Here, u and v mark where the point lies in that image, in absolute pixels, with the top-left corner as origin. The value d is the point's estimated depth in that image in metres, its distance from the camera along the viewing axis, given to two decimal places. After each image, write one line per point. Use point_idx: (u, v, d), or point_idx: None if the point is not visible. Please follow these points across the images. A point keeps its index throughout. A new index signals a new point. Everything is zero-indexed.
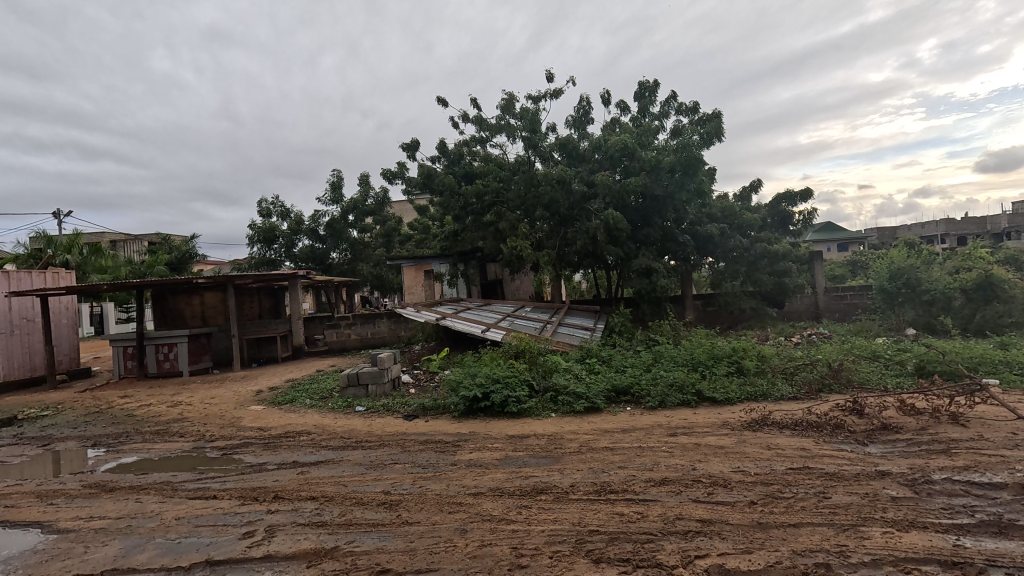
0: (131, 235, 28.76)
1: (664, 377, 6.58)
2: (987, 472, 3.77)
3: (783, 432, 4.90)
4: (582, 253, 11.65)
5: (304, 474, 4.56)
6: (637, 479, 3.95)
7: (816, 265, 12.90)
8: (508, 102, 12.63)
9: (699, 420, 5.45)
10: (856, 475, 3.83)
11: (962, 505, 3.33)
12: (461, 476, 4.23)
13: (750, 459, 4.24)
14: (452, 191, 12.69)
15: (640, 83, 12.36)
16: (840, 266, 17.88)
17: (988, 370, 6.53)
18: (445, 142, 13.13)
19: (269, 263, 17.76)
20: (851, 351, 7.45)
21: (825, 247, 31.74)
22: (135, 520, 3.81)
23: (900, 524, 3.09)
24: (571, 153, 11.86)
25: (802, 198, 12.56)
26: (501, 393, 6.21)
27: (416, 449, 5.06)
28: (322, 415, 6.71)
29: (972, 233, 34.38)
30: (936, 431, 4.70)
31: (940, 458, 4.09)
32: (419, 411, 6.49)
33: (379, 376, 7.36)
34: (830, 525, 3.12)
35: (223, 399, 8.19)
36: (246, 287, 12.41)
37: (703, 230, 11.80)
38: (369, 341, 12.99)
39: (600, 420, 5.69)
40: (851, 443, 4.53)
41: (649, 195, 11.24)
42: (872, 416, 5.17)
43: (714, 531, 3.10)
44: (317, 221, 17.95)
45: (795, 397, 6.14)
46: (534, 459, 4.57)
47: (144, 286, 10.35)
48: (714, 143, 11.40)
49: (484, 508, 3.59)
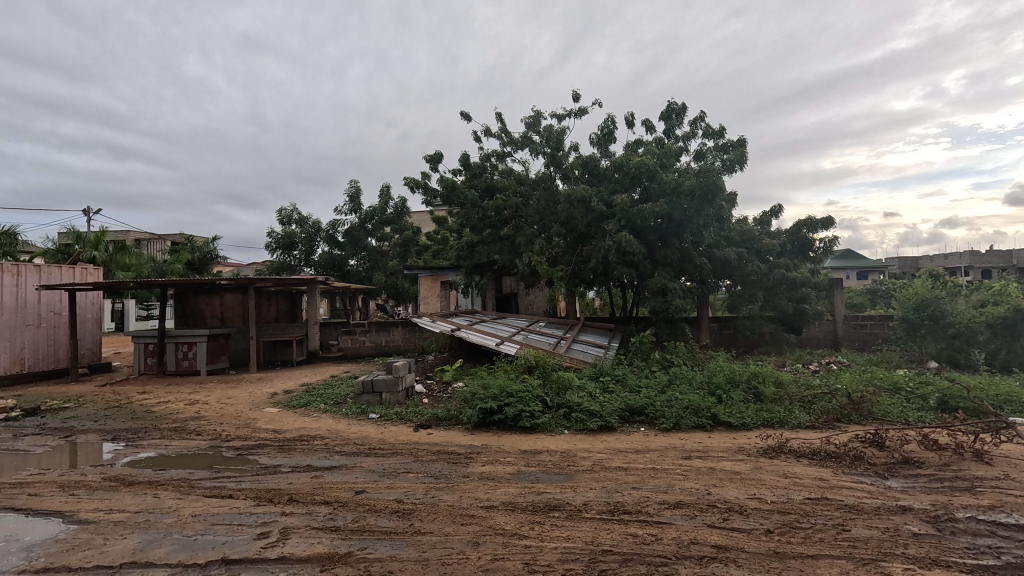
0: (155, 235, 29.59)
1: (679, 400, 6.52)
2: (1013, 514, 3.66)
3: (801, 461, 4.83)
4: (597, 272, 11.69)
5: (318, 478, 4.59)
6: (651, 500, 3.91)
7: (836, 291, 12.72)
8: (532, 118, 12.79)
9: (715, 444, 5.39)
10: (876, 508, 3.77)
11: (987, 545, 3.24)
12: (474, 488, 4.22)
13: (766, 486, 4.18)
14: (472, 203, 12.84)
15: (669, 104, 12.41)
16: (860, 294, 17.67)
17: (1015, 409, 6.34)
18: (467, 155, 13.28)
19: (289, 268, 18.13)
20: (872, 381, 7.29)
21: (844, 274, 31.42)
22: (152, 514, 3.87)
23: (922, 561, 3.02)
24: (592, 171, 11.94)
25: (824, 225, 12.44)
26: (515, 407, 6.21)
27: (428, 458, 5.10)
28: (336, 420, 6.78)
29: (997, 266, 33.81)
30: (960, 468, 4.59)
31: (964, 496, 4.00)
32: (432, 421, 6.51)
33: (393, 385, 7.39)
34: (849, 558, 3.06)
35: (239, 399, 8.33)
36: (266, 290, 12.66)
37: (721, 254, 11.70)
38: (383, 348, 13.06)
39: (612, 440, 5.65)
40: (871, 476, 4.45)
41: (668, 217, 11.18)
42: (894, 449, 5.06)
43: (730, 558, 3.06)
44: (337, 228, 18.24)
45: (813, 425, 6.04)
46: (546, 475, 4.56)
47: (168, 285, 10.57)
48: (737, 169, 11.42)
49: (497, 522, 3.59)
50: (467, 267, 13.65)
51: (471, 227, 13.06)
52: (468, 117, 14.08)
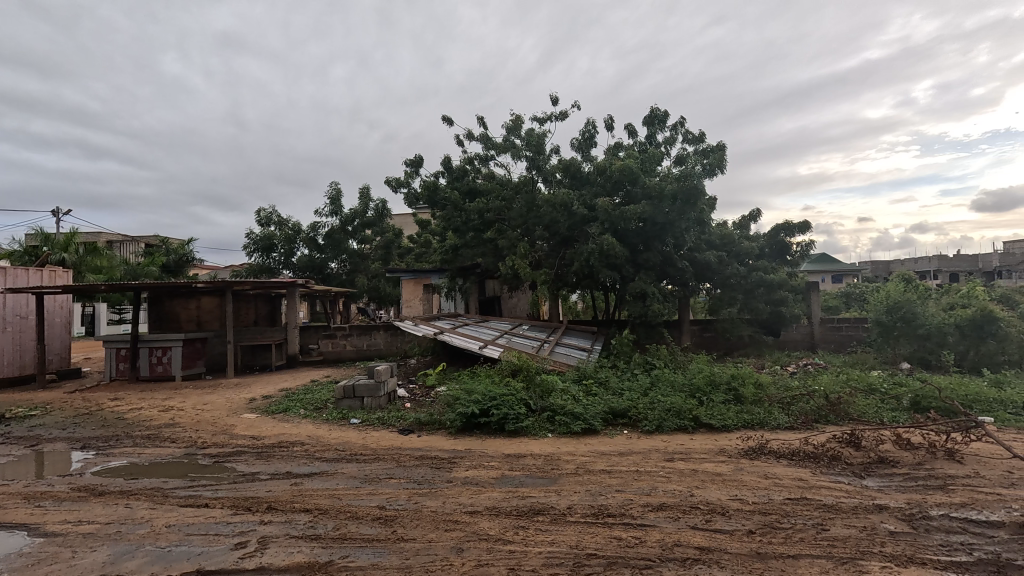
0: (128, 237, 28.83)
1: (662, 402, 6.58)
2: (984, 510, 3.77)
3: (780, 461, 4.91)
4: (580, 275, 11.74)
5: (298, 486, 4.50)
6: (635, 503, 3.93)
7: (812, 295, 13.01)
8: (515, 122, 12.81)
9: (696, 446, 5.44)
10: (853, 507, 3.84)
11: (960, 542, 3.33)
12: (458, 494, 4.19)
13: (747, 487, 4.23)
14: (455, 206, 12.79)
15: (650, 109, 12.56)
16: (835, 297, 18.12)
17: (983, 409, 6.54)
18: (449, 158, 13.23)
19: (268, 271, 17.82)
20: (847, 382, 7.44)
21: (819, 278, 32.15)
22: (123, 526, 3.74)
23: (899, 559, 3.09)
24: (574, 175, 12.01)
25: (800, 229, 12.71)
26: (499, 411, 6.19)
27: (411, 463, 5.04)
28: (317, 426, 6.66)
29: (964, 270, 34.93)
30: (932, 466, 4.72)
31: (937, 494, 4.10)
32: (415, 425, 6.45)
33: (375, 389, 7.29)
34: (828, 557, 3.11)
35: (215, 405, 8.12)
36: (244, 293, 12.42)
37: (702, 257, 11.86)
38: (365, 352, 12.91)
39: (596, 443, 5.67)
40: (847, 476, 4.54)
41: (650, 221, 11.27)
42: (870, 448, 5.18)
43: (713, 559, 3.08)
44: (317, 230, 17.98)
45: (792, 426, 6.15)
46: (530, 479, 4.55)
47: (141, 289, 10.29)
48: (716, 174, 11.62)
49: (481, 527, 3.56)
50: (450, 270, 13.60)
51: (454, 230, 13.01)
52: (450, 120, 14.04)
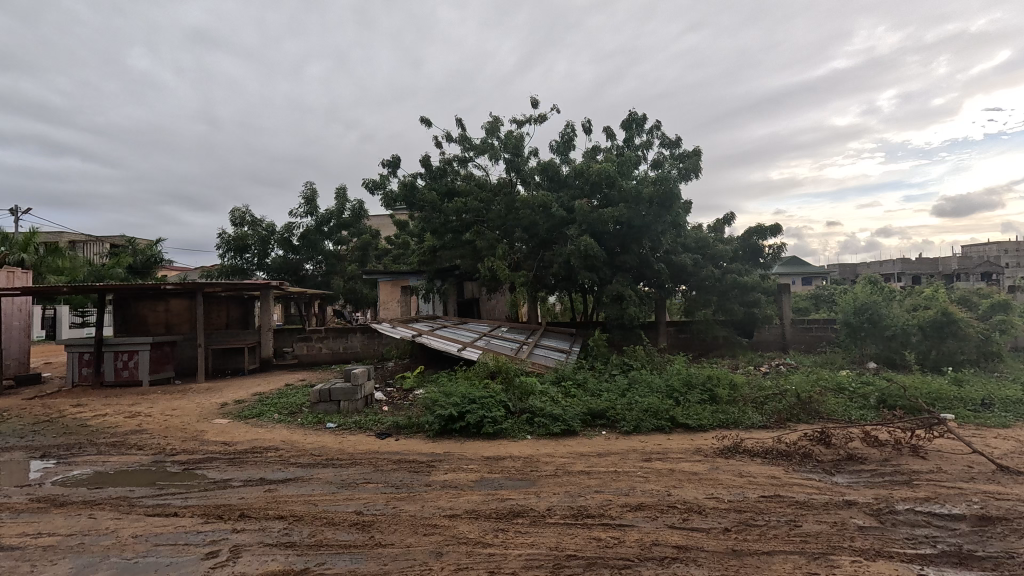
0: (92, 237, 27.78)
1: (639, 403, 6.65)
2: (946, 504, 3.91)
3: (754, 460, 5.01)
4: (559, 277, 11.79)
5: (272, 492, 4.39)
6: (613, 503, 3.95)
7: (784, 296, 13.33)
8: (493, 124, 12.82)
9: (674, 446, 5.52)
10: (824, 503, 3.94)
11: (924, 536, 3.44)
12: (436, 497, 4.15)
13: (723, 486, 4.30)
14: (433, 208, 12.72)
15: (627, 114, 12.71)
16: (805, 298, 18.61)
17: (945, 406, 6.80)
18: (427, 159, 13.15)
19: (241, 272, 17.41)
20: (818, 382, 7.65)
21: (790, 280, 33.01)
22: (86, 537, 3.59)
23: (867, 553, 3.18)
24: (553, 177, 12.07)
25: (772, 232, 13.03)
26: (477, 413, 6.16)
27: (389, 467, 4.97)
28: (291, 430, 6.51)
29: (926, 273, 36.31)
30: (898, 463, 4.88)
31: (903, 489, 4.24)
32: (392, 429, 6.37)
33: (351, 393, 7.18)
34: (800, 553, 3.18)
35: (185, 411, 7.88)
36: (216, 296, 12.10)
37: (678, 260, 12.05)
38: (341, 355, 12.71)
39: (575, 443, 5.69)
40: (818, 473, 4.66)
41: (627, 223, 11.40)
42: (839, 446, 5.32)
43: (690, 558, 3.12)
44: (292, 231, 17.64)
45: (765, 425, 6.28)
46: (510, 481, 4.53)
47: (106, 290, 9.93)
48: (692, 178, 11.83)
49: (460, 530, 3.53)
50: (428, 272, 13.51)
51: (432, 231, 12.93)
52: (428, 122, 13.95)
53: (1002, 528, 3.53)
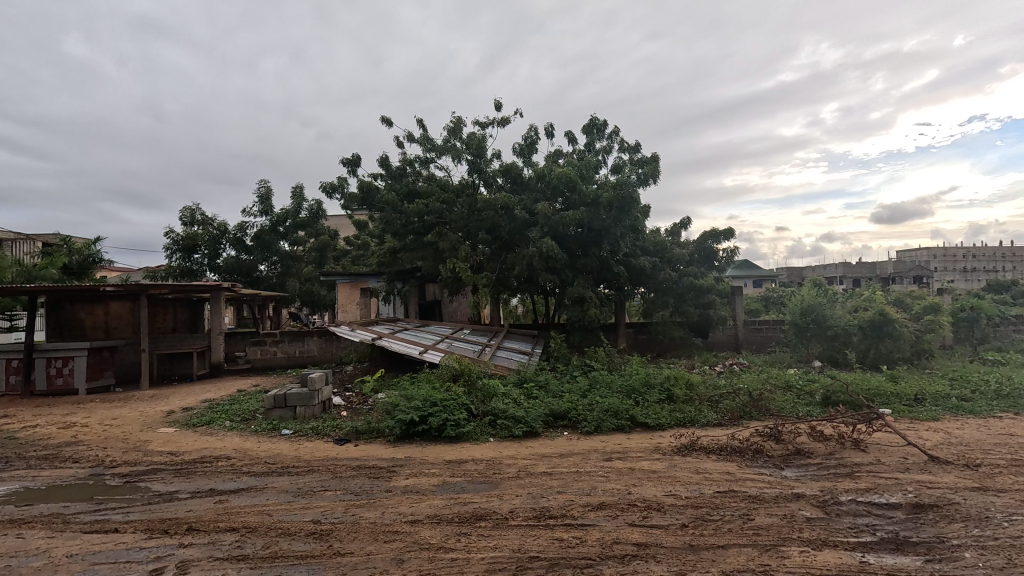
0: (20, 234, 25.71)
1: (600, 403, 6.75)
2: (885, 494, 4.15)
3: (710, 457, 5.17)
4: (521, 279, 11.83)
5: (223, 503, 4.20)
6: (575, 503, 3.99)
7: (736, 298, 13.86)
8: (455, 125, 12.76)
9: (634, 445, 5.63)
10: (775, 497, 4.11)
11: (865, 524, 3.64)
12: (398, 503, 4.08)
13: (680, 482, 4.42)
14: (394, 208, 12.52)
15: (588, 119, 12.92)
16: (757, 300, 19.41)
17: (883, 401, 7.24)
18: (388, 159, 12.94)
19: (189, 273, 16.59)
20: (768, 380, 7.98)
21: (743, 283, 34.37)
22: (14, 559, 3.32)
23: (815, 543, 3.34)
24: (515, 179, 12.12)
25: (726, 237, 13.52)
26: (439, 417, 6.09)
27: (347, 474, 4.84)
28: (244, 438, 6.25)
29: (865, 276, 38.60)
30: (841, 456, 5.15)
31: (846, 480, 4.48)
32: (351, 434, 6.22)
33: (308, 398, 6.97)
34: (753, 545, 3.31)
35: (126, 420, 7.43)
36: (161, 298, 11.48)
37: (637, 263, 12.33)
38: (297, 359, 12.31)
39: (538, 445, 5.72)
40: (769, 467, 4.86)
41: (588, 226, 11.57)
42: (788, 441, 5.56)
43: (650, 554, 3.19)
44: (245, 230, 16.97)
45: (720, 423, 6.51)
46: (472, 484, 4.50)
47: (38, 292, 9.25)
48: (650, 183, 12.13)
49: (422, 536, 3.48)
50: (388, 274, 13.27)
51: (392, 232, 12.72)
52: (389, 121, 13.74)
53: (933, 515, 3.78)
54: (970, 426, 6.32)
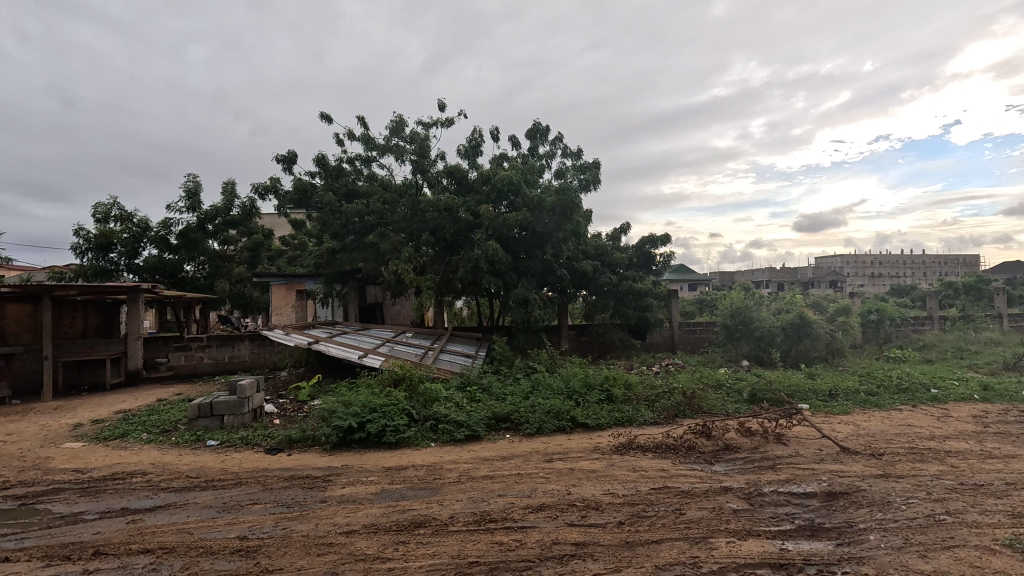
0: None
1: (542, 405, 6.82)
2: (802, 484, 4.46)
3: (645, 455, 5.35)
4: (465, 282, 11.76)
5: (136, 523, 3.87)
6: (516, 506, 4.00)
7: (672, 301, 14.46)
8: (398, 124, 12.51)
9: (574, 446, 5.73)
10: (705, 491, 4.31)
11: (785, 513, 3.89)
12: (333, 514, 3.92)
13: (617, 481, 4.54)
14: (333, 208, 12.09)
15: (532, 123, 13.06)
16: (691, 303, 20.35)
17: (802, 397, 7.78)
18: (326, 157, 12.49)
19: (104, 273, 15.25)
20: (701, 379, 8.37)
21: (679, 286, 35.95)
22: None
23: (740, 533, 3.53)
24: (459, 181, 12.06)
25: (663, 242, 14.08)
26: (379, 423, 5.92)
27: (278, 486, 4.60)
28: (163, 451, 5.80)
29: (788, 280, 41.44)
30: (765, 449, 5.48)
31: (769, 473, 4.77)
32: (284, 443, 5.93)
33: (237, 406, 6.58)
34: (684, 538, 3.45)
35: (24, 435, 6.70)
36: (69, 300, 10.47)
37: (579, 266, 12.58)
38: (226, 365, 11.60)
39: (480, 448, 5.69)
40: (701, 463, 5.09)
41: (531, 230, 11.69)
42: (718, 438, 5.85)
43: (587, 553, 3.24)
44: (169, 228, 15.78)
45: (656, 421, 6.75)
46: (412, 491, 4.41)
47: None
48: (591, 188, 12.44)
49: (357, 547, 3.37)
50: (327, 275, 12.79)
51: (331, 232, 12.28)
52: (328, 118, 13.27)
53: (844, 501, 4.09)
54: (875, 418, 6.92)
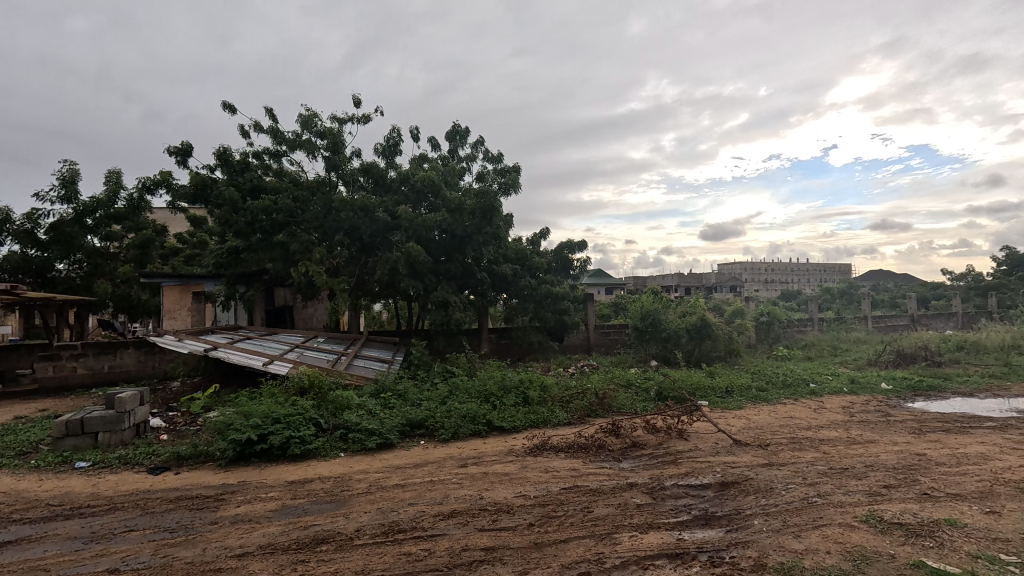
0: None
1: (458, 409, 6.76)
2: (699, 476, 4.77)
3: (558, 455, 5.46)
4: (382, 284, 11.39)
5: None
6: (426, 514, 3.91)
7: (588, 304, 14.97)
8: (310, 118, 11.89)
9: (489, 449, 5.73)
10: (612, 488, 4.47)
11: (683, 505, 4.14)
12: (224, 536, 3.60)
13: (530, 482, 4.60)
14: (236, 203, 11.22)
15: (452, 125, 12.98)
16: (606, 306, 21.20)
17: (702, 394, 8.35)
18: (229, 149, 11.58)
19: None
20: (612, 380, 8.73)
21: (596, 290, 37.34)
22: None
23: (642, 527, 3.69)
24: (377, 180, 11.69)
25: (580, 248, 14.55)
26: (282, 434, 5.55)
27: (161, 509, 4.15)
28: (18, 478, 5.03)
29: (694, 285, 44.47)
30: (668, 445, 5.81)
31: (670, 467, 5.06)
32: (172, 461, 5.38)
33: (115, 422, 5.88)
34: (591, 536, 3.55)
35: None
36: None
37: (498, 269, 12.66)
38: (105, 376, 10.35)
39: (392, 457, 5.52)
40: (610, 461, 5.28)
41: (451, 232, 11.59)
42: (626, 435, 6.11)
43: (496, 557, 3.23)
44: (36, 220, 13.87)
45: (569, 422, 6.93)
46: (315, 505, 4.17)
47: None
48: (511, 193, 12.58)
49: (249, 571, 3.11)
50: (228, 277, 11.84)
51: (234, 230, 11.39)
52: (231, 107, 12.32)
53: (734, 490, 4.43)
54: (763, 412, 7.58)
